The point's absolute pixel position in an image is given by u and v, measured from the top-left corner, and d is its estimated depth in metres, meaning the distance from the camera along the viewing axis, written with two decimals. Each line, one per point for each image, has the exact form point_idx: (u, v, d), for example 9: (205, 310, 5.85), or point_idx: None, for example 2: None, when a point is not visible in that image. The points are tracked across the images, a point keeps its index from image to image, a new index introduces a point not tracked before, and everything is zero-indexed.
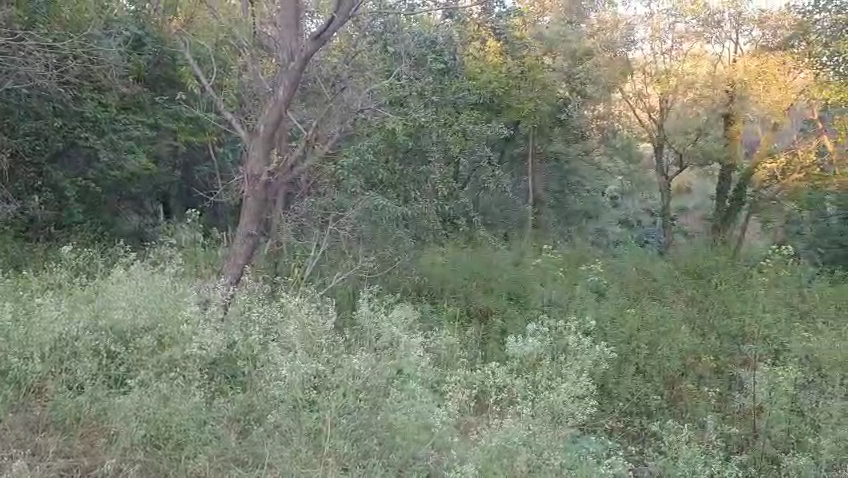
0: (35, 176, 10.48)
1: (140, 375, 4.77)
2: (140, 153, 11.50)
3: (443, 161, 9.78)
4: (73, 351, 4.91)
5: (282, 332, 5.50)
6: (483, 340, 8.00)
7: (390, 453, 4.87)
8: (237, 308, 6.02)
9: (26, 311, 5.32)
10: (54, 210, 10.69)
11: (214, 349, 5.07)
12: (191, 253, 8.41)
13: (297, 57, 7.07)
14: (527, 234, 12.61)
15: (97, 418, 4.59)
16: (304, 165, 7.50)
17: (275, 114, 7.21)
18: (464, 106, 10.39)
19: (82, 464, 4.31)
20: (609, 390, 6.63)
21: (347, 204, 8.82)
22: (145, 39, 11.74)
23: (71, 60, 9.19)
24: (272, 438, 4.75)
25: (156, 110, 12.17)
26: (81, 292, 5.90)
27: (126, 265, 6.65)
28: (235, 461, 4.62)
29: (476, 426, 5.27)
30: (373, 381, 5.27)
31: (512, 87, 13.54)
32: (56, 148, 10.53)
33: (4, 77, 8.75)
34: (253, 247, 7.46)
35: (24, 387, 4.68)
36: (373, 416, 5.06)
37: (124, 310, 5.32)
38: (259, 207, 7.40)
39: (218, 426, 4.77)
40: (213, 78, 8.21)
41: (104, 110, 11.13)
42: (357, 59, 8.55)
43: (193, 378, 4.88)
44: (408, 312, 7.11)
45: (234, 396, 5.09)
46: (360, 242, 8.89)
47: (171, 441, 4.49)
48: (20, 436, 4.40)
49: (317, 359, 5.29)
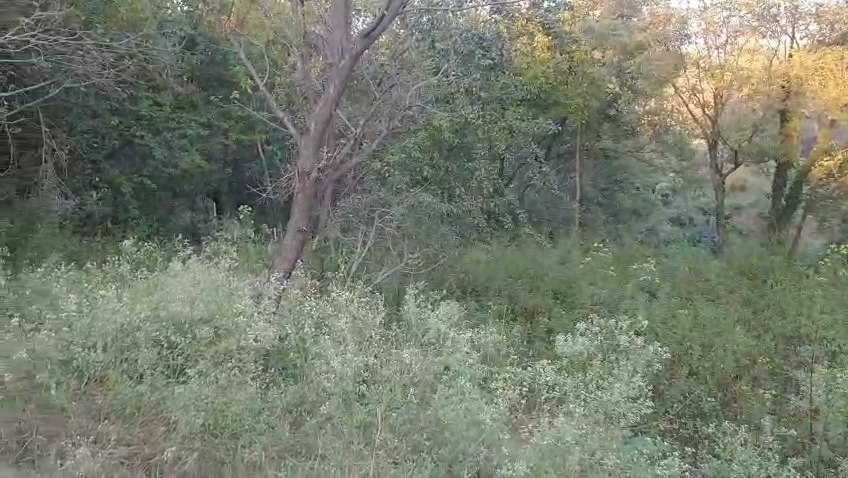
0: (92, 173, 10.93)
1: (199, 366, 4.91)
2: (194, 151, 11.68)
3: (489, 158, 9.86)
4: (134, 342, 5.04)
5: (332, 327, 5.63)
6: (529, 339, 7.98)
7: (439, 449, 4.86)
8: (289, 303, 6.21)
9: (89, 303, 5.48)
10: (110, 207, 11.04)
11: (268, 341, 5.30)
12: (243, 248, 8.59)
13: (347, 55, 7.16)
14: (574, 232, 12.50)
15: (156, 407, 4.70)
16: (353, 163, 7.60)
17: (325, 113, 7.28)
18: (510, 102, 10.13)
19: (142, 452, 4.47)
20: (661, 391, 6.57)
21: (393, 200, 8.80)
22: (197, 40, 11.95)
23: (127, 60, 9.42)
24: (324, 430, 4.82)
25: (209, 110, 12.38)
26: (139, 286, 6.07)
27: (181, 261, 6.84)
28: (289, 451, 4.73)
29: (527, 424, 5.16)
30: (420, 377, 5.32)
31: (559, 83, 13.42)
32: (112, 145, 10.88)
33: (63, 76, 9.05)
34: (302, 243, 7.56)
35: (86, 377, 4.80)
36: (421, 412, 5.07)
37: (182, 302, 5.52)
38: (309, 204, 7.50)
39: (271, 416, 4.88)
40: (265, 78, 8.35)
41: (158, 108, 11.45)
42: (406, 56, 8.65)
43: (249, 369, 5.08)
44: (454, 310, 7.06)
45: (286, 387, 5.20)
46: (408, 238, 8.88)
47: (227, 430, 4.63)
48: (80, 424, 4.53)
49: (368, 352, 5.45)
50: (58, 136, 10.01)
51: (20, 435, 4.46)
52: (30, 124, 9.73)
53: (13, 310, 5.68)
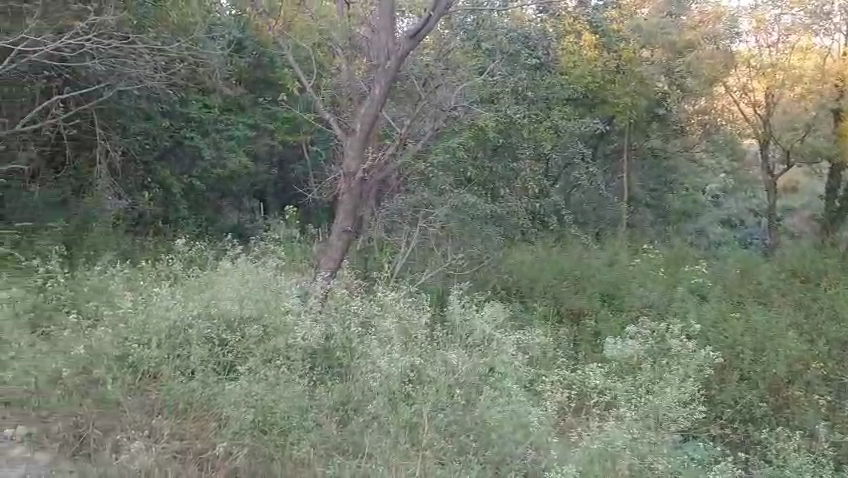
0: (143, 174, 11.15)
1: (249, 362, 5.02)
2: (241, 151, 12.09)
3: (534, 158, 9.73)
4: (186, 338, 5.17)
5: (378, 325, 5.66)
6: (575, 342, 7.98)
7: (486, 450, 4.84)
8: (335, 302, 6.23)
9: (144, 300, 5.65)
10: (161, 207, 11.30)
11: (314, 340, 5.37)
12: (290, 248, 8.70)
13: (393, 56, 7.19)
14: (621, 232, 12.33)
15: (207, 404, 4.80)
16: (398, 163, 7.62)
17: (371, 114, 7.30)
18: (555, 102, 10.10)
19: (194, 447, 4.54)
20: (712, 396, 6.44)
21: (436, 201, 8.82)
22: (245, 42, 12.11)
23: (177, 63, 9.60)
24: (370, 429, 4.85)
25: (256, 111, 12.58)
26: (190, 284, 6.19)
27: (230, 260, 6.99)
28: (337, 449, 4.75)
29: (576, 427, 5.19)
30: (464, 378, 5.32)
31: (606, 83, 13.18)
32: (163, 146, 11.15)
33: (117, 79, 9.30)
34: (347, 243, 7.62)
35: (140, 372, 4.92)
36: (467, 413, 5.06)
37: (232, 300, 5.61)
38: (354, 204, 7.55)
39: (318, 414, 4.93)
40: (311, 79, 8.42)
41: (207, 110, 11.66)
42: (452, 57, 8.61)
43: (297, 367, 5.16)
44: (498, 310, 7.03)
45: (333, 386, 5.22)
46: (453, 237, 8.90)
47: (276, 427, 4.68)
48: (135, 418, 4.64)
49: (413, 352, 5.46)
50: (111, 138, 10.25)
51: (76, 429, 4.59)
52: (85, 127, 9.98)
53: (70, 306, 5.88)
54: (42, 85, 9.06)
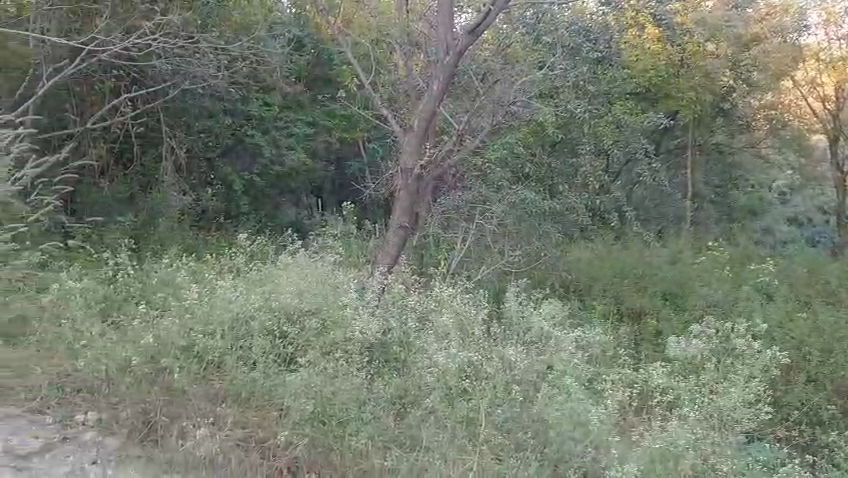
0: (207, 171, 11.54)
1: (310, 354, 5.14)
2: (299, 149, 12.16)
3: (594, 153, 9.70)
4: (248, 329, 5.39)
5: (435, 319, 5.72)
6: (636, 341, 8.06)
7: (544, 448, 4.78)
8: (391, 296, 6.24)
9: (209, 292, 5.89)
10: (223, 202, 11.49)
11: (373, 334, 5.46)
12: (347, 244, 8.78)
13: (451, 52, 7.20)
14: (684, 231, 12.06)
15: (268, 394, 4.95)
16: (455, 159, 7.61)
17: (429, 110, 7.31)
18: (617, 96, 10.08)
19: (256, 435, 4.64)
20: (778, 398, 6.33)
21: (494, 197, 8.76)
22: (305, 40, 12.28)
23: (240, 62, 9.78)
24: (427, 422, 4.88)
25: (315, 108, 12.74)
26: (251, 278, 6.37)
27: (290, 256, 7.13)
28: (394, 441, 4.76)
29: (637, 427, 5.17)
30: (521, 376, 5.25)
31: (669, 78, 12.66)
32: (225, 144, 11.42)
33: (182, 78, 9.60)
34: (404, 239, 7.66)
35: (205, 362, 5.13)
36: (525, 411, 4.98)
37: (291, 295, 5.72)
38: (411, 201, 7.61)
39: (376, 407, 4.96)
40: (370, 76, 8.48)
41: (267, 108, 11.86)
42: (512, 51, 8.53)
43: (354, 359, 5.27)
44: (557, 308, 6.97)
45: (390, 380, 5.27)
46: (511, 233, 8.81)
47: (334, 418, 4.75)
48: (199, 405, 4.78)
49: (471, 348, 5.45)
50: (177, 136, 10.68)
51: (145, 415, 4.68)
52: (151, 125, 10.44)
53: (138, 298, 6.10)
54: (111, 84, 9.59)
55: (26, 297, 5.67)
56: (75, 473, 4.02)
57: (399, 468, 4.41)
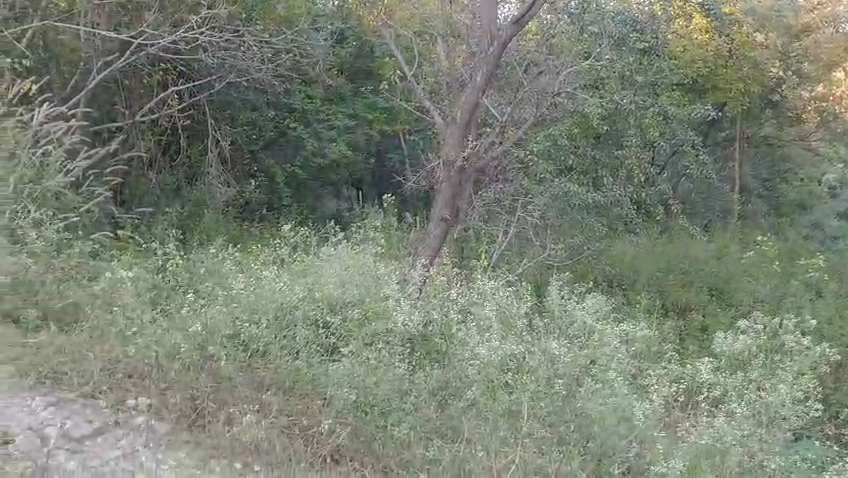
0: (250, 163, 11.63)
1: (353, 344, 5.21)
2: (341, 141, 12.26)
3: (639, 145, 9.59)
4: (292, 319, 5.48)
5: (477, 310, 5.77)
6: (682, 337, 8.15)
7: (587, 442, 4.72)
8: (432, 289, 6.40)
9: (254, 282, 6.02)
10: (266, 194, 11.65)
11: (413, 327, 5.56)
12: (388, 236, 8.83)
13: (495, 42, 7.14)
14: (731, 225, 11.83)
15: (310, 383, 5.00)
16: (498, 151, 7.58)
17: (471, 100, 7.29)
18: (663, 88, 9.91)
19: (300, 424, 4.68)
20: (827, 396, 6.24)
21: (535, 191, 8.82)
22: (347, 33, 12.30)
23: (284, 55, 9.87)
24: (468, 414, 4.87)
25: (356, 101, 12.78)
26: (296, 268, 6.47)
27: (331, 247, 7.23)
28: (437, 433, 4.76)
29: (683, 423, 5.18)
30: (564, 370, 5.22)
31: (718, 69, 12.36)
32: (268, 137, 11.56)
33: (228, 71, 9.75)
34: (445, 232, 7.63)
35: (251, 350, 5.21)
36: (568, 405, 4.94)
37: (334, 286, 5.86)
38: (453, 193, 7.60)
39: (419, 397, 5.00)
40: (413, 69, 8.47)
41: (309, 100, 11.97)
42: (556, 40, 8.40)
43: (396, 349, 5.35)
44: (601, 302, 6.95)
45: (431, 371, 5.29)
46: (549, 227, 8.88)
47: (376, 408, 4.80)
48: (245, 393, 4.86)
49: (513, 341, 5.40)
50: (222, 129, 10.83)
51: (192, 401, 4.74)
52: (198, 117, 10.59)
53: (186, 287, 6.24)
54: (158, 77, 9.75)
55: (80, 285, 5.84)
56: (129, 459, 3.97)
57: (442, 458, 4.44)
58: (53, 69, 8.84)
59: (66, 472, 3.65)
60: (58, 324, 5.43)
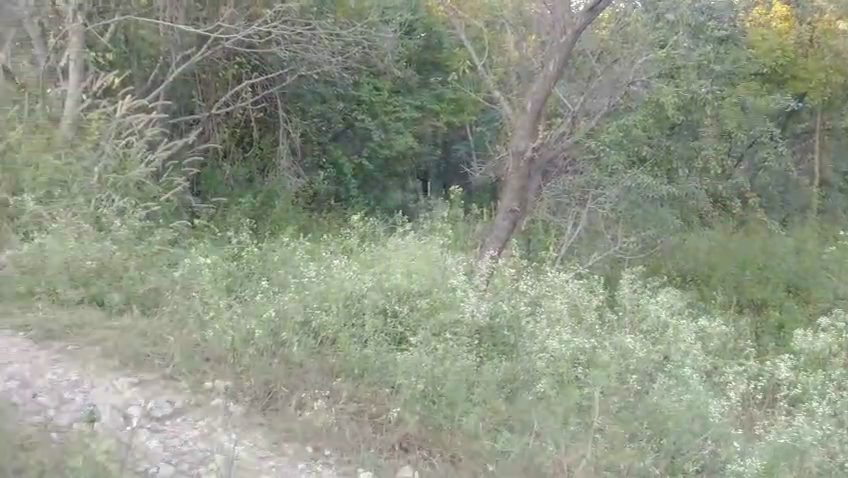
0: (319, 154, 11.78)
1: (422, 334, 5.26)
2: (407, 132, 12.34)
3: (717, 136, 9.82)
4: (360, 308, 5.55)
5: (547, 303, 5.95)
6: (757, 333, 7.93)
7: (661, 439, 4.62)
8: (499, 281, 6.40)
9: (325, 271, 6.12)
10: (334, 184, 11.79)
11: (483, 317, 5.58)
12: (454, 227, 8.80)
13: (568, 31, 7.03)
14: (812, 219, 11.36)
15: (380, 371, 4.99)
16: (569, 142, 7.46)
17: (545, 88, 7.18)
18: (740, 78, 9.80)
19: (369, 411, 4.64)
20: None
21: (607, 181, 8.79)
22: (415, 25, 12.36)
23: (354, 47, 9.96)
24: (537, 408, 4.84)
25: (423, 94, 12.79)
26: (363, 259, 6.60)
27: (399, 238, 7.32)
28: (504, 425, 4.70)
29: (759, 422, 5.17)
30: (635, 365, 5.38)
31: (798, 58, 11.88)
32: (336, 129, 11.73)
33: (299, 64, 9.94)
34: (513, 225, 7.63)
35: (321, 337, 5.27)
36: (640, 401, 4.99)
37: (401, 277, 5.92)
38: (523, 183, 7.51)
39: (489, 388, 4.98)
40: (482, 58, 8.38)
41: (377, 92, 12.05)
42: (630, 28, 8.13)
43: (464, 340, 5.37)
44: (675, 297, 6.94)
45: (499, 364, 5.27)
46: (619, 221, 8.83)
47: (444, 399, 4.73)
48: (315, 379, 4.82)
49: (585, 334, 5.73)
50: (292, 121, 11.02)
51: (266, 385, 4.69)
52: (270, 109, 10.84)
53: (259, 275, 6.39)
54: (233, 70, 10.00)
55: (160, 272, 5.98)
56: (207, 440, 4.11)
57: (511, 450, 4.39)
58: (134, 63, 9.10)
59: (148, 452, 3.90)
60: (141, 308, 5.53)
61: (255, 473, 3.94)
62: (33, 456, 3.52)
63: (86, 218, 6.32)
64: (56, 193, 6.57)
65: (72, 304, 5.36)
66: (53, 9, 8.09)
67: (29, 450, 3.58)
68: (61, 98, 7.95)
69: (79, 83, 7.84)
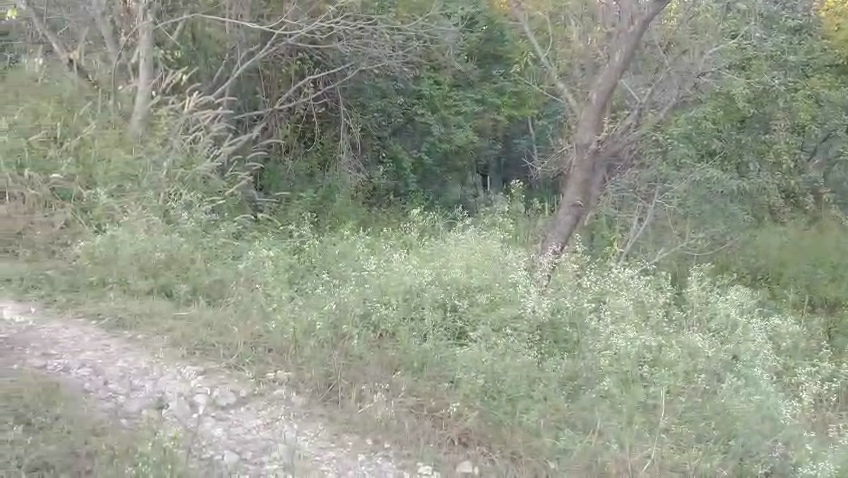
0: (379, 148, 11.75)
1: (482, 329, 5.21)
2: (467, 126, 12.54)
3: (788, 130, 9.16)
4: (420, 302, 5.53)
5: (611, 299, 5.88)
6: (831, 334, 7.63)
7: (729, 441, 4.49)
8: (561, 277, 6.32)
9: (384, 265, 6.15)
10: (393, 179, 11.78)
11: (544, 313, 5.50)
12: (514, 223, 8.70)
13: (636, 20, 6.76)
14: None
15: (439, 366, 4.95)
16: (636, 135, 7.24)
17: (610, 80, 6.99)
18: (815, 70, 9.38)
19: (428, 405, 4.58)
20: None
21: (673, 176, 8.58)
22: (477, 19, 12.35)
23: (415, 41, 9.95)
24: (600, 406, 4.71)
25: (484, 86, 13.14)
26: (423, 253, 6.60)
27: (459, 232, 7.30)
28: (565, 422, 4.59)
29: (832, 426, 5.03)
30: (703, 365, 5.25)
31: None
32: (396, 123, 11.77)
33: (361, 60, 10.02)
34: (576, 219, 7.51)
35: (381, 330, 5.29)
36: (707, 403, 4.83)
37: (461, 272, 5.90)
38: (587, 177, 7.37)
39: (550, 384, 4.89)
40: (545, 50, 8.22)
41: (438, 86, 12.22)
42: (700, 19, 7.84)
43: (524, 336, 5.30)
44: (745, 295, 6.77)
45: (561, 363, 5.15)
46: (686, 217, 8.75)
47: (504, 395, 4.66)
48: (375, 372, 4.80)
49: (651, 331, 5.61)
50: (353, 116, 11.08)
51: (327, 377, 4.71)
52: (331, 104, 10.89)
53: (320, 269, 6.45)
54: (295, 67, 10.13)
55: (225, 264, 6.11)
56: (269, 430, 4.18)
57: (572, 449, 4.29)
58: (201, 61, 9.32)
59: (212, 440, 3.96)
60: (207, 299, 5.63)
61: (316, 463, 3.96)
62: (104, 441, 3.62)
63: (155, 212, 6.49)
64: (127, 187, 6.80)
65: (142, 294, 5.50)
66: (125, 8, 8.33)
67: (100, 435, 3.68)
68: (132, 95, 8.20)
69: (150, 81, 8.10)
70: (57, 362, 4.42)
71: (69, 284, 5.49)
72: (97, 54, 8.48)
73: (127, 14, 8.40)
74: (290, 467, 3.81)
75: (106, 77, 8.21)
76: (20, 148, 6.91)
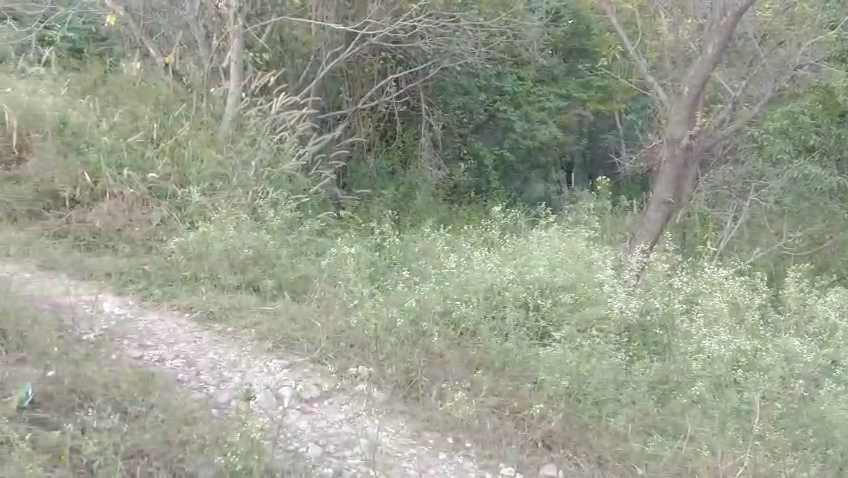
0: (461, 145, 11.76)
1: (565, 329, 5.08)
2: (551, 122, 12.58)
3: None
4: (502, 300, 5.46)
5: (703, 301, 5.68)
6: None
7: (828, 449, 4.29)
8: (650, 277, 6.15)
9: (465, 262, 6.13)
10: (474, 176, 11.72)
11: (632, 314, 5.34)
12: (600, 220, 8.51)
13: (730, 10, 6.40)
14: None
15: (521, 364, 4.86)
16: (731, 129, 6.90)
17: (701, 75, 6.66)
18: None
19: (510, 405, 4.48)
20: None
21: (769, 172, 8.41)
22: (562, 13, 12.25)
23: (498, 38, 9.83)
24: (691, 412, 4.53)
25: (570, 83, 13.12)
26: (506, 250, 6.54)
27: (541, 229, 7.24)
28: (656, 427, 4.43)
29: None
30: (802, 370, 5.03)
31: None
32: (478, 120, 11.81)
33: (442, 57, 10.01)
34: (666, 216, 7.29)
35: (461, 329, 5.22)
36: (805, 408, 4.62)
37: (544, 270, 5.77)
38: (678, 173, 7.09)
39: (640, 386, 4.72)
40: (635, 41, 7.93)
41: (520, 82, 12.16)
42: (799, 8, 7.42)
43: (611, 338, 5.12)
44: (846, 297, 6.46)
45: (649, 366, 4.95)
46: (784, 215, 8.55)
47: (590, 398, 4.51)
48: (456, 370, 4.75)
49: (746, 334, 5.38)
50: (435, 113, 11.07)
51: (407, 374, 4.69)
52: (413, 103, 10.91)
53: (401, 265, 6.48)
54: (379, 65, 10.21)
55: (310, 260, 6.24)
56: (352, 424, 4.22)
57: (662, 454, 4.16)
58: (288, 62, 9.54)
59: (297, 432, 4.02)
60: (292, 294, 5.74)
61: (398, 459, 3.97)
62: (193, 431, 3.71)
63: (244, 210, 6.71)
64: (218, 185, 7.02)
65: (232, 289, 5.65)
66: (215, 12, 8.58)
67: (189, 425, 3.79)
68: (222, 96, 8.46)
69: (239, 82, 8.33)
70: (152, 353, 4.60)
71: (164, 279, 5.64)
72: (190, 57, 8.79)
73: (218, 18, 8.66)
74: (372, 462, 3.86)
75: (198, 80, 8.52)
76: (120, 148, 7.04)
